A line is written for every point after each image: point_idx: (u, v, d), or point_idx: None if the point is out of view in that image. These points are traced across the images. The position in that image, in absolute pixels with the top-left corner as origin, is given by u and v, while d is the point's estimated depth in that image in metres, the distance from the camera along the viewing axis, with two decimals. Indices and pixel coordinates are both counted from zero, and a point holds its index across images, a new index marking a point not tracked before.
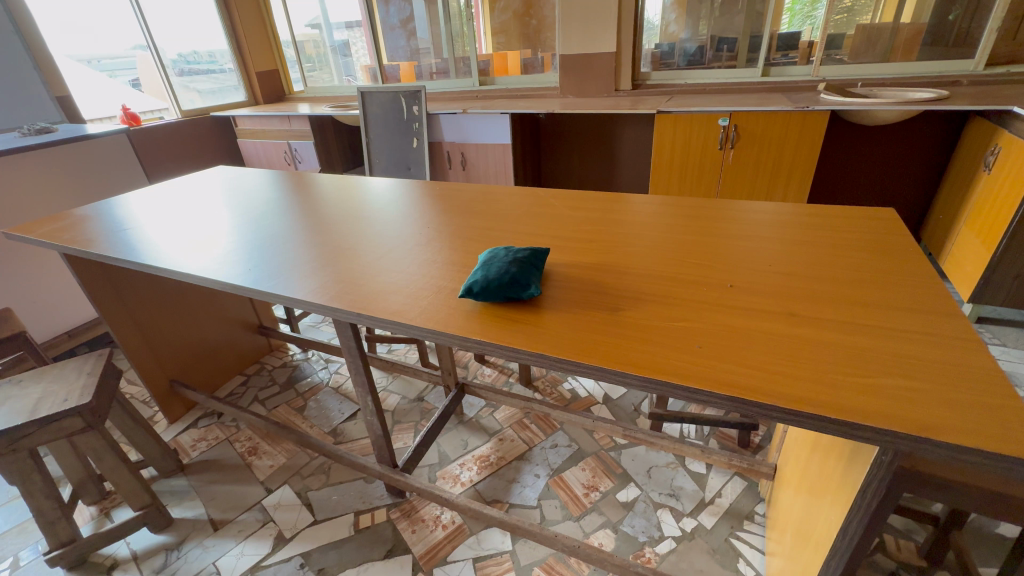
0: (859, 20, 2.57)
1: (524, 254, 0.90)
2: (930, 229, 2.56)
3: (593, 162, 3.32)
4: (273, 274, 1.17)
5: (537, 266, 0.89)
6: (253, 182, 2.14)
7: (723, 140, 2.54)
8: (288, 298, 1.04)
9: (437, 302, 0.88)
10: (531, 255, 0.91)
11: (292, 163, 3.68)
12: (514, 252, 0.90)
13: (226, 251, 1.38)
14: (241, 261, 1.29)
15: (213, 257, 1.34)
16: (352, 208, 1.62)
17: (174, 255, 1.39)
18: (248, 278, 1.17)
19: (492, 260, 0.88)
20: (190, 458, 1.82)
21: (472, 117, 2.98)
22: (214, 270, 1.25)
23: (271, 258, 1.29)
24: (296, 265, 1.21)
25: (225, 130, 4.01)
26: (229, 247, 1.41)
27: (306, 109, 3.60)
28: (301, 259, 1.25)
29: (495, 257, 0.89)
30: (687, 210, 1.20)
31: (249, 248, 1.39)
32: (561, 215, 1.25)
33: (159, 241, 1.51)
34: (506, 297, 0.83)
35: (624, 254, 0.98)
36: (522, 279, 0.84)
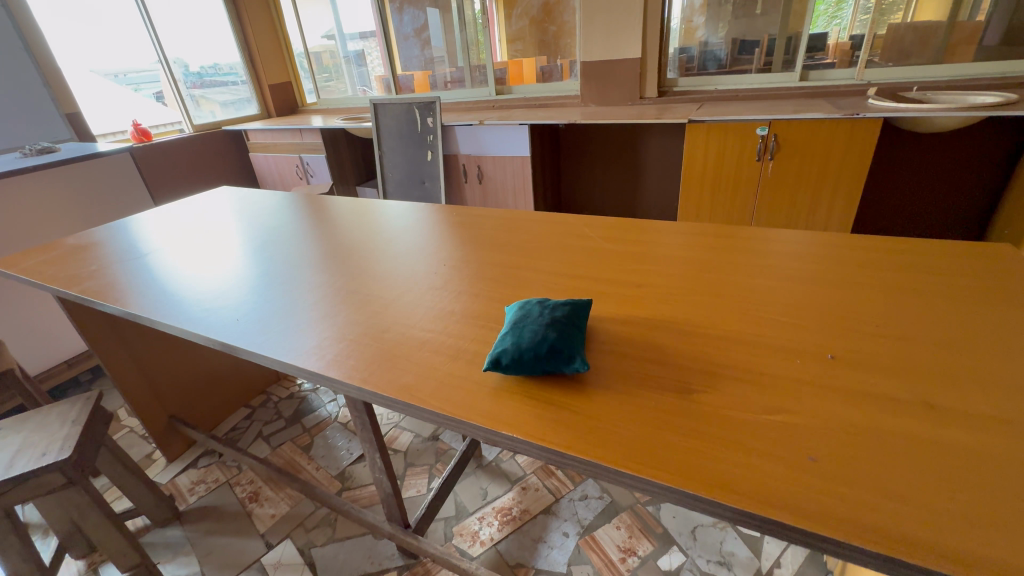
0: (889, 20, 2.38)
1: (561, 309, 0.73)
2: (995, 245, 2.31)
3: (616, 174, 3.14)
4: (250, 318, 0.97)
5: (579, 323, 0.72)
6: (255, 203, 1.98)
7: (762, 150, 2.34)
8: (261, 353, 0.83)
9: (457, 371, 0.71)
10: (570, 310, 0.73)
11: (303, 177, 3.57)
12: (549, 307, 0.73)
13: (202, 291, 1.16)
14: (217, 304, 1.07)
15: (186, 295, 1.14)
16: (353, 234, 1.43)
17: (148, 294, 1.19)
18: (223, 327, 0.95)
19: (523, 320, 0.71)
20: (187, 504, 1.68)
21: (489, 128, 2.81)
22: (184, 317, 1.02)
23: (253, 300, 1.06)
24: (277, 306, 1.00)
25: (238, 144, 3.89)
26: (208, 285, 1.20)
27: (319, 121, 3.50)
28: (284, 299, 1.04)
29: (527, 314, 0.72)
30: (749, 244, 1.01)
31: (227, 288, 1.16)
32: (599, 249, 1.06)
33: (140, 272, 1.34)
34: (545, 369, 0.65)
35: (685, 307, 0.80)
36: (565, 344, 0.66)
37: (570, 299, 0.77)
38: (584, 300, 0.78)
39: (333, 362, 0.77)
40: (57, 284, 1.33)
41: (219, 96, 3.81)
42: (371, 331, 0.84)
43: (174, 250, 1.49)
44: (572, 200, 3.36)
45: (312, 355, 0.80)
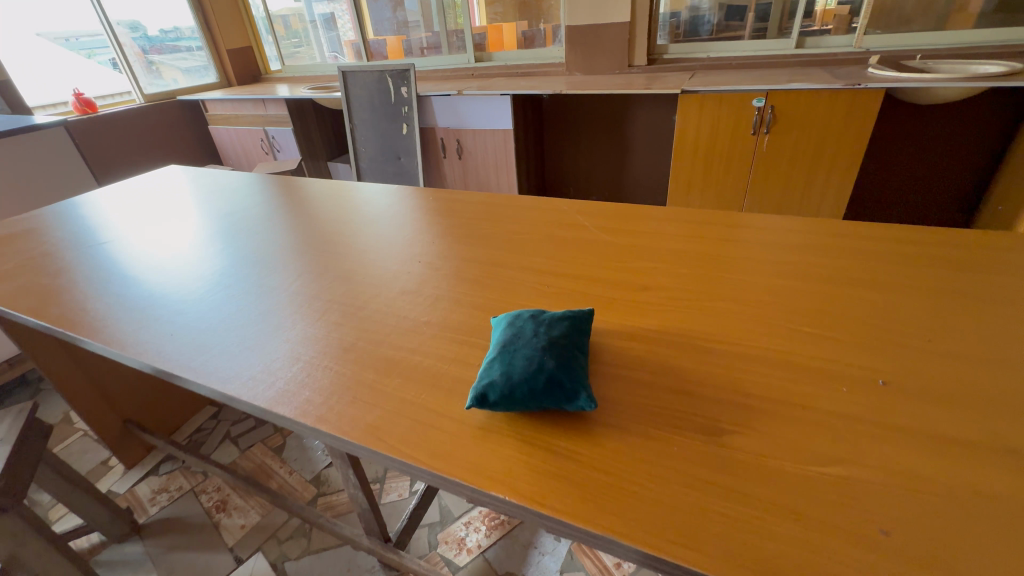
0: None
1: (558, 325, 0.61)
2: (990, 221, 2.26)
3: (603, 148, 2.98)
4: (178, 333, 0.79)
5: (581, 343, 0.60)
6: (208, 181, 1.75)
7: (757, 123, 2.21)
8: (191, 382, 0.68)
9: (435, 407, 0.58)
10: (568, 327, 0.61)
11: (269, 152, 3.32)
12: (544, 323, 0.61)
13: (127, 292, 0.97)
14: (143, 310, 0.89)
15: (105, 299, 0.95)
16: (311, 221, 1.24)
17: (63, 296, 0.99)
18: (146, 344, 0.78)
19: (514, 342, 0.58)
20: (147, 517, 1.55)
21: (467, 99, 2.60)
22: (99, 330, 0.84)
23: (188, 305, 0.88)
24: (215, 315, 0.83)
25: (196, 116, 3.58)
26: (137, 284, 1.00)
27: (283, 90, 3.22)
28: (223, 305, 0.86)
29: (517, 334, 0.60)
30: (767, 236, 0.88)
31: (159, 289, 0.96)
32: (597, 243, 0.93)
33: (61, 267, 1.14)
34: (542, 406, 0.53)
35: (703, 319, 0.68)
36: (566, 373, 0.54)
37: (567, 310, 0.65)
38: (584, 310, 0.66)
39: (285, 393, 0.63)
40: None
41: (181, 63, 3.52)
42: (332, 349, 0.70)
43: (108, 239, 1.28)
44: (557, 176, 3.20)
45: (259, 383, 0.65)
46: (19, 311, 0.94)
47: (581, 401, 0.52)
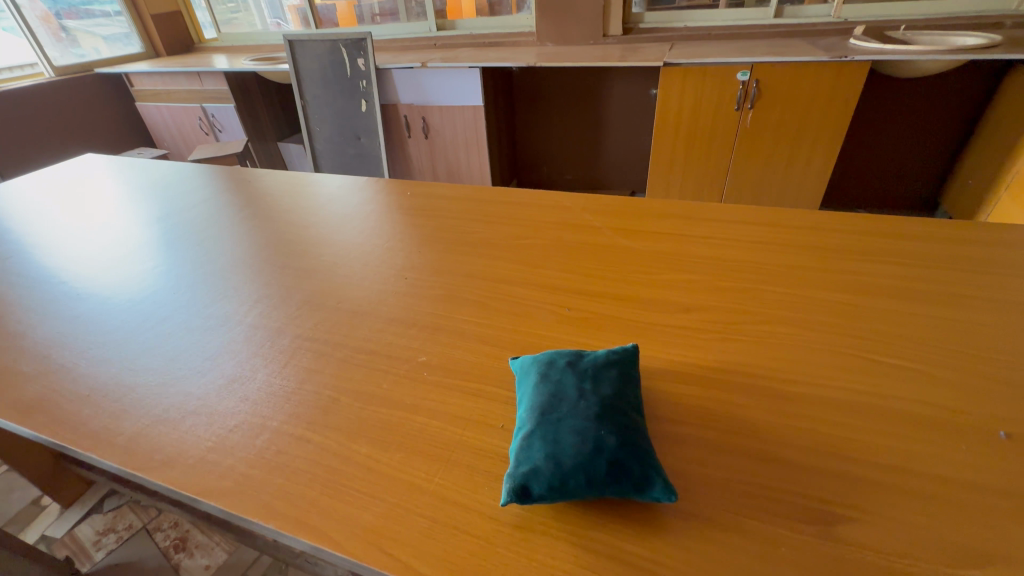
0: None
1: (606, 377, 0.48)
2: (953, 193, 2.18)
3: (578, 125, 2.82)
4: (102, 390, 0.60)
5: (636, 398, 0.48)
6: (126, 167, 1.45)
7: (741, 98, 2.08)
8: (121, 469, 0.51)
9: (458, 496, 0.45)
10: (619, 378, 0.48)
11: (210, 132, 2.96)
12: (589, 375, 0.48)
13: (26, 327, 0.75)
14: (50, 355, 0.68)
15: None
16: (262, 219, 1.03)
17: None
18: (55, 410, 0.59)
19: (555, 406, 0.45)
20: (93, 564, 1.35)
21: (432, 72, 2.36)
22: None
23: (111, 345, 0.68)
24: (149, 360, 0.64)
25: (121, 90, 3.10)
26: (40, 314, 0.78)
27: (221, 62, 2.85)
28: (159, 343, 0.67)
29: (557, 392, 0.46)
30: (808, 238, 0.77)
31: (71, 321, 0.75)
32: (615, 249, 0.80)
33: None
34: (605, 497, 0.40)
35: (766, 350, 0.57)
36: (630, 450, 0.42)
37: (610, 351, 0.52)
38: (628, 349, 0.53)
39: (251, 480, 0.48)
40: None
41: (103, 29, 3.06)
42: (310, 409, 0.55)
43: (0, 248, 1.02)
44: (529, 153, 3.01)
45: (217, 466, 0.49)
46: None
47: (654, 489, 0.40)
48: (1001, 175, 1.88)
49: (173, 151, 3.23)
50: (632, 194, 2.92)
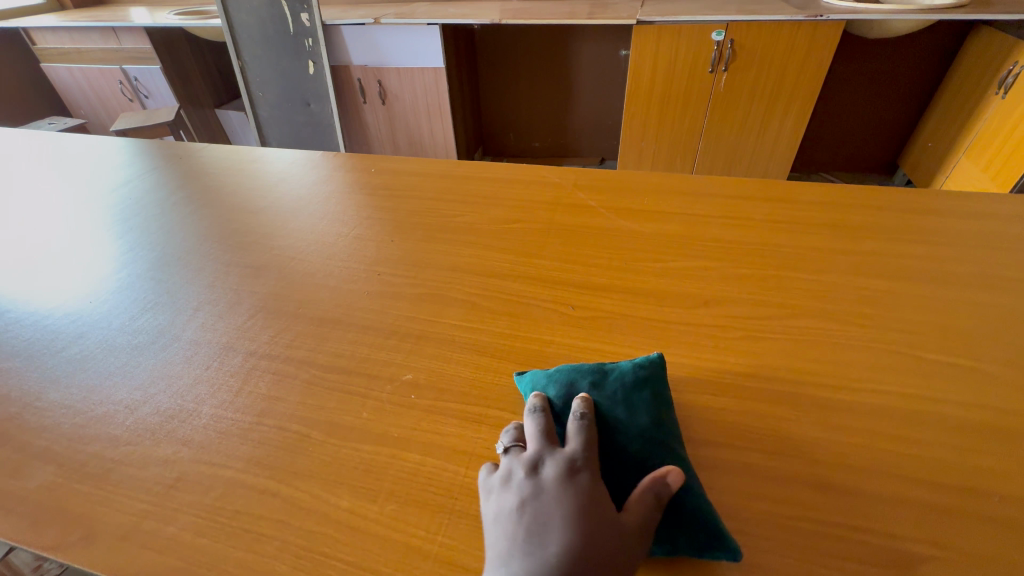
0: None
1: (638, 402, 0.42)
2: (911, 158, 2.20)
3: (546, 88, 2.66)
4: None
5: (670, 424, 0.41)
6: (20, 142, 1.22)
7: (716, 60, 1.99)
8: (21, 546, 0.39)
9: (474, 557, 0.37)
10: (652, 403, 0.42)
11: (135, 97, 2.63)
12: (618, 402, 0.41)
13: None
14: None
15: None
16: (196, 206, 0.87)
17: None
18: None
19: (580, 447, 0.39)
20: None
21: (386, 29, 2.13)
22: None
23: (8, 376, 0.55)
24: (57, 395, 0.51)
25: (21, 48, 2.67)
26: None
27: (140, 15, 2.49)
28: (71, 372, 0.54)
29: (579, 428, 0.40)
30: (822, 216, 0.71)
31: None
32: (617, 232, 0.71)
33: None
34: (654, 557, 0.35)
35: (800, 351, 0.51)
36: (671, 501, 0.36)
37: (636, 365, 0.45)
38: (653, 359, 0.46)
39: (202, 553, 0.38)
40: None
41: None
42: (272, 451, 0.44)
43: None
44: (494, 119, 2.85)
45: (156, 536, 0.39)
46: None
47: (710, 546, 0.35)
48: (956, 143, 1.90)
49: (92, 120, 2.85)
50: (601, 162, 2.85)
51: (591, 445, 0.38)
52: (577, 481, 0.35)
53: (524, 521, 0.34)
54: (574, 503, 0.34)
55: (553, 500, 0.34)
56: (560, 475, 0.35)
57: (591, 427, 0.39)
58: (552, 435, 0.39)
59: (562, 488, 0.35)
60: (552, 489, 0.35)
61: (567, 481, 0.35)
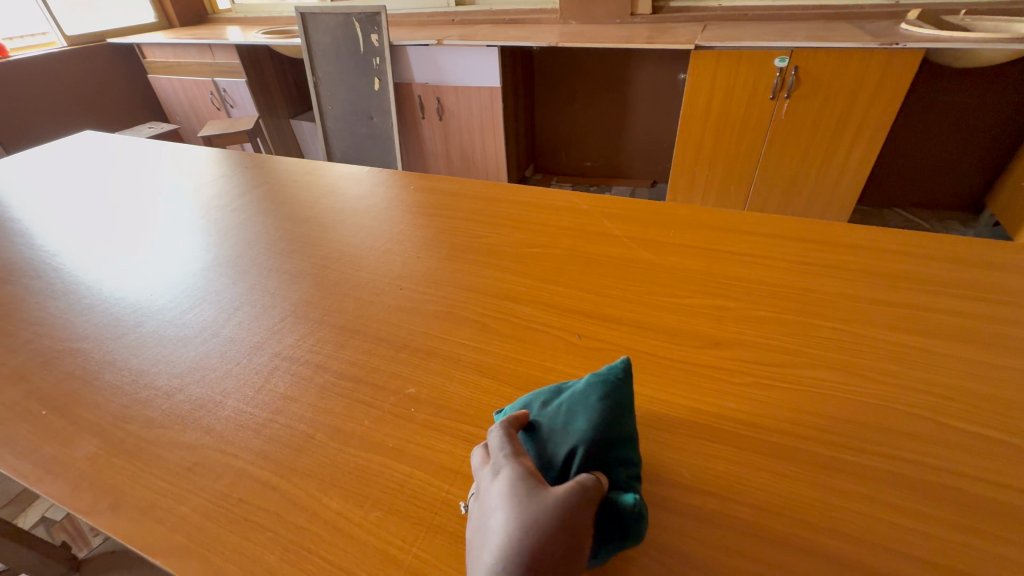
0: None
1: (583, 407, 0.42)
2: (1000, 201, 2.00)
3: (600, 109, 2.68)
4: (53, 411, 0.55)
5: (618, 424, 0.41)
6: (119, 147, 1.38)
7: (778, 87, 1.88)
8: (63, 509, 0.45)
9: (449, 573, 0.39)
10: (599, 408, 0.42)
11: (222, 107, 2.90)
12: (562, 411, 0.43)
13: None
14: (13, 363, 0.63)
15: None
16: (252, 214, 0.96)
17: None
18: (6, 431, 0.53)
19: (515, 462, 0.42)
20: (89, 550, 1.28)
21: (448, 50, 2.24)
22: None
23: (78, 355, 0.63)
24: (110, 377, 0.58)
25: (134, 60, 3.02)
26: (13, 313, 0.72)
27: (234, 34, 2.76)
28: (126, 357, 0.61)
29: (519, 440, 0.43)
30: (859, 260, 0.68)
31: (39, 325, 0.69)
32: (637, 264, 0.71)
33: None
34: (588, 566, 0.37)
35: (810, 404, 0.49)
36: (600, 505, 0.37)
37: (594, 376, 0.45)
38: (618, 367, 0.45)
39: (205, 535, 0.42)
40: None
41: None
42: (279, 448, 0.48)
43: None
44: (547, 138, 2.89)
45: (170, 514, 0.43)
46: None
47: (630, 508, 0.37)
48: None
49: (185, 126, 3.17)
50: (653, 184, 2.80)
51: (516, 447, 0.40)
52: (502, 475, 0.37)
53: (479, 537, 0.35)
54: (502, 494, 0.36)
55: (490, 504, 0.36)
56: (490, 481, 0.38)
57: (507, 431, 0.42)
58: (488, 450, 0.42)
59: (493, 489, 0.37)
60: (488, 496, 0.37)
61: (494, 482, 0.37)
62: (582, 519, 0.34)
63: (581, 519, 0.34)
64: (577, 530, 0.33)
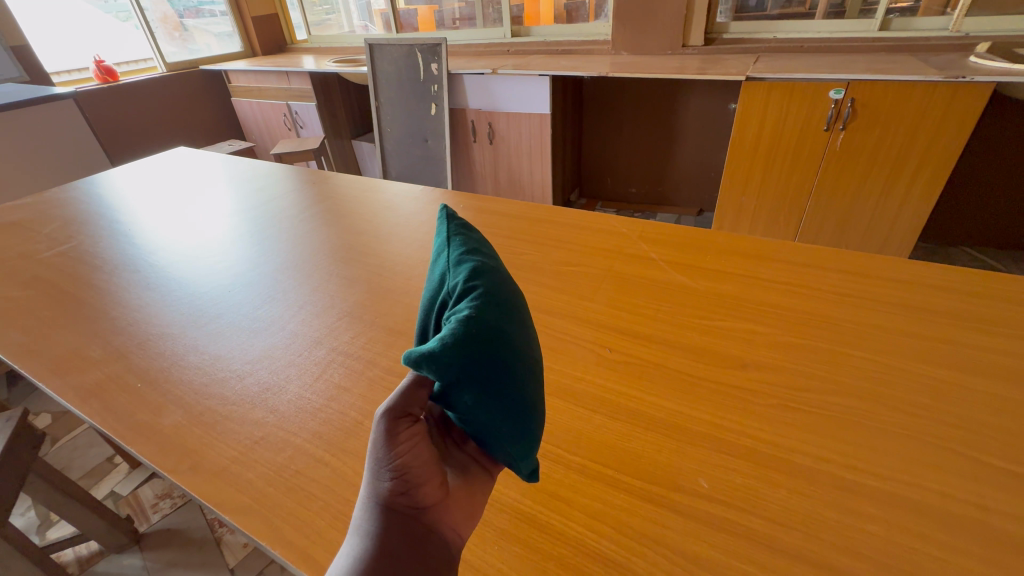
0: None
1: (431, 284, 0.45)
2: None
3: (647, 138, 2.71)
4: (146, 386, 0.63)
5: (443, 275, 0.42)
6: (205, 162, 1.54)
7: (832, 118, 1.84)
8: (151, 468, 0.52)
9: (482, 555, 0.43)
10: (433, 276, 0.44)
11: (293, 128, 3.15)
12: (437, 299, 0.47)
13: (100, 313, 0.81)
14: (115, 343, 0.73)
15: (74, 323, 0.79)
16: (317, 225, 1.05)
17: (27, 313, 0.83)
18: (107, 400, 0.62)
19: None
20: (148, 525, 1.39)
21: (502, 79, 2.36)
22: (59, 370, 0.68)
23: (166, 339, 0.72)
24: (192, 359, 0.67)
25: (219, 85, 3.34)
26: (116, 301, 0.84)
27: (309, 63, 3.02)
28: (206, 344, 0.70)
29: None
30: (898, 294, 0.67)
31: (134, 312, 0.80)
32: (670, 286, 0.74)
33: (35, 270, 0.97)
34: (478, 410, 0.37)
35: (835, 430, 0.50)
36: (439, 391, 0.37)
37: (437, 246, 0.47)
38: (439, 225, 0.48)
39: (266, 499, 0.48)
40: None
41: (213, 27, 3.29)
42: (332, 430, 0.54)
43: (93, 233, 1.11)
44: (593, 164, 2.95)
45: (238, 478, 0.50)
46: None
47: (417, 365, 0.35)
48: None
49: (259, 144, 3.46)
50: (699, 213, 2.78)
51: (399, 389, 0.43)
52: None
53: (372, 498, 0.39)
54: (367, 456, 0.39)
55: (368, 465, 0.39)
56: None
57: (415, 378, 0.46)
58: None
59: None
60: None
61: None
62: (385, 448, 0.36)
63: (384, 447, 0.36)
64: (389, 461, 0.35)
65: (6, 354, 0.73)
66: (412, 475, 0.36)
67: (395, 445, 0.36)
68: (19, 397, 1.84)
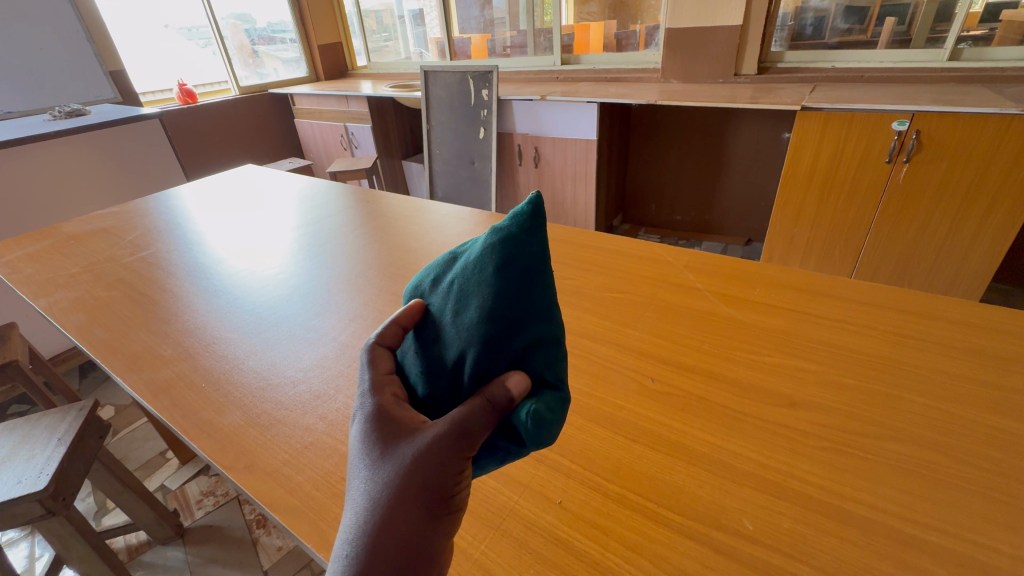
0: None
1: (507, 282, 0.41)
2: None
3: (693, 164, 2.68)
4: (206, 386, 0.68)
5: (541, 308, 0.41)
6: (269, 179, 1.65)
7: (894, 150, 1.76)
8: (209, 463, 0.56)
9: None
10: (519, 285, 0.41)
11: (348, 148, 3.32)
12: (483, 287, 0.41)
13: (167, 317, 0.87)
14: (182, 346, 0.78)
15: (148, 325, 0.85)
16: (366, 242, 1.10)
17: (108, 312, 0.91)
18: (171, 396, 0.67)
19: (431, 349, 0.43)
20: (192, 521, 1.45)
21: (551, 105, 2.41)
22: (133, 367, 0.74)
23: (228, 343, 0.77)
24: (247, 364, 0.71)
25: (284, 107, 3.58)
26: (183, 307, 0.90)
27: (366, 87, 3.19)
28: (260, 351, 0.74)
29: (431, 327, 0.44)
30: (966, 338, 0.63)
31: (200, 319, 0.85)
32: (718, 318, 0.72)
33: (116, 273, 1.06)
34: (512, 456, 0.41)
35: (896, 480, 0.47)
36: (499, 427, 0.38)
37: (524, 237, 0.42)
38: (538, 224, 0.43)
39: (314, 502, 0.49)
40: (28, 284, 1.07)
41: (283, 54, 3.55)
42: None
43: (167, 243, 1.20)
44: (638, 188, 2.93)
45: (287, 480, 0.52)
46: (65, 328, 0.86)
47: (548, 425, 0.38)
48: None
49: (316, 162, 3.67)
50: (748, 242, 2.71)
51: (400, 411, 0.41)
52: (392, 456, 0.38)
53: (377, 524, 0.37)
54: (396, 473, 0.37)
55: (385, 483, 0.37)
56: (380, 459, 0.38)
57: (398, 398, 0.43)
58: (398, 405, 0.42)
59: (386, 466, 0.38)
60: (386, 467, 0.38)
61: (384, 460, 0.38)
62: (457, 476, 0.37)
63: (454, 469, 0.37)
64: (454, 489, 0.37)
65: (90, 349, 0.80)
66: (459, 506, 0.38)
67: (461, 472, 0.37)
68: (90, 387, 1.99)
